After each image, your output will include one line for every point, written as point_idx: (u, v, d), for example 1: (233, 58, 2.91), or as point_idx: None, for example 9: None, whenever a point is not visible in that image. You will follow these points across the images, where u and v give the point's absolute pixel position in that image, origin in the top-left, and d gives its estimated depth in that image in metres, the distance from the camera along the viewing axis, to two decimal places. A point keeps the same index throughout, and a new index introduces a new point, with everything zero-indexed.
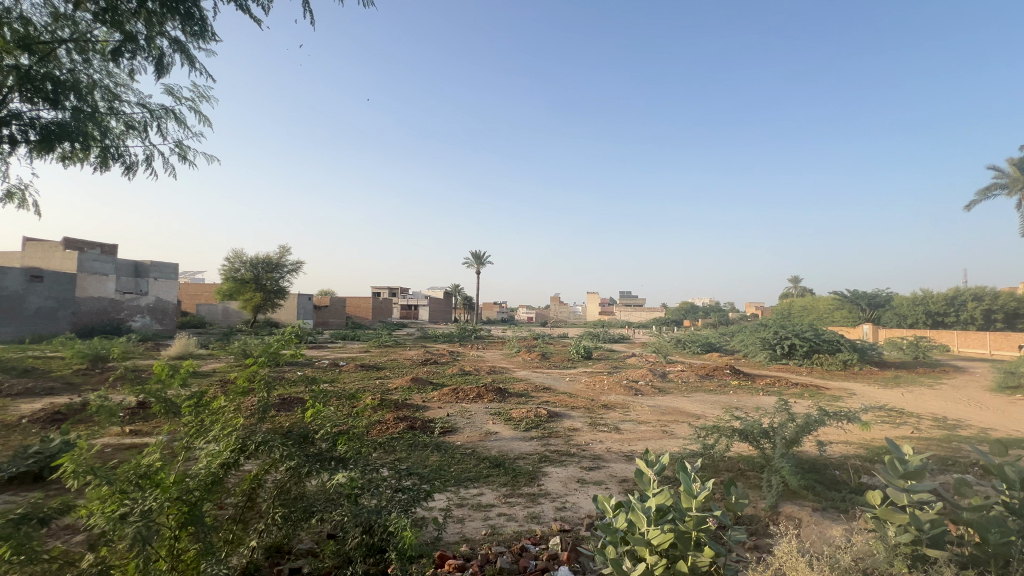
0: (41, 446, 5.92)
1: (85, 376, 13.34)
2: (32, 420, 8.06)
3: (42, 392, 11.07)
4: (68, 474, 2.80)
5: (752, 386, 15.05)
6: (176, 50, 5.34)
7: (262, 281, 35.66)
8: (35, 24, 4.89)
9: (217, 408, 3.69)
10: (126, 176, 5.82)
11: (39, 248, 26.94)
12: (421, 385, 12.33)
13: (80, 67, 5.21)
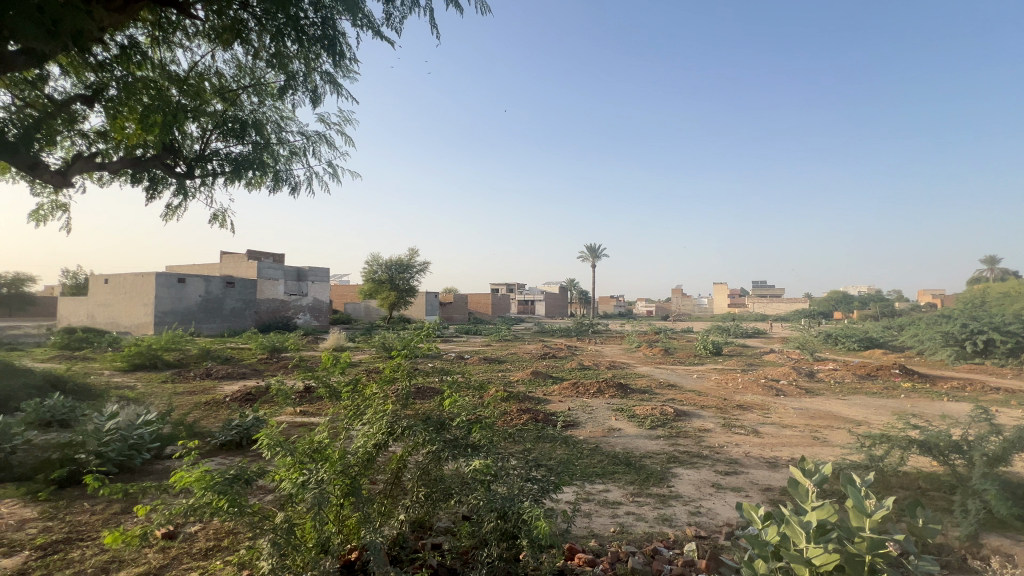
0: (241, 419, 7.22)
1: (267, 364, 16.13)
2: (233, 399, 9.97)
3: (237, 377, 13.65)
4: (264, 444, 3.44)
5: (931, 390, 12.57)
6: (326, 82, 6.10)
7: (396, 281, 39.48)
8: (226, 76, 5.98)
9: (369, 393, 4.15)
10: (291, 195, 6.83)
11: (232, 260, 33.15)
12: (541, 378, 12.58)
13: (258, 108, 6.25)
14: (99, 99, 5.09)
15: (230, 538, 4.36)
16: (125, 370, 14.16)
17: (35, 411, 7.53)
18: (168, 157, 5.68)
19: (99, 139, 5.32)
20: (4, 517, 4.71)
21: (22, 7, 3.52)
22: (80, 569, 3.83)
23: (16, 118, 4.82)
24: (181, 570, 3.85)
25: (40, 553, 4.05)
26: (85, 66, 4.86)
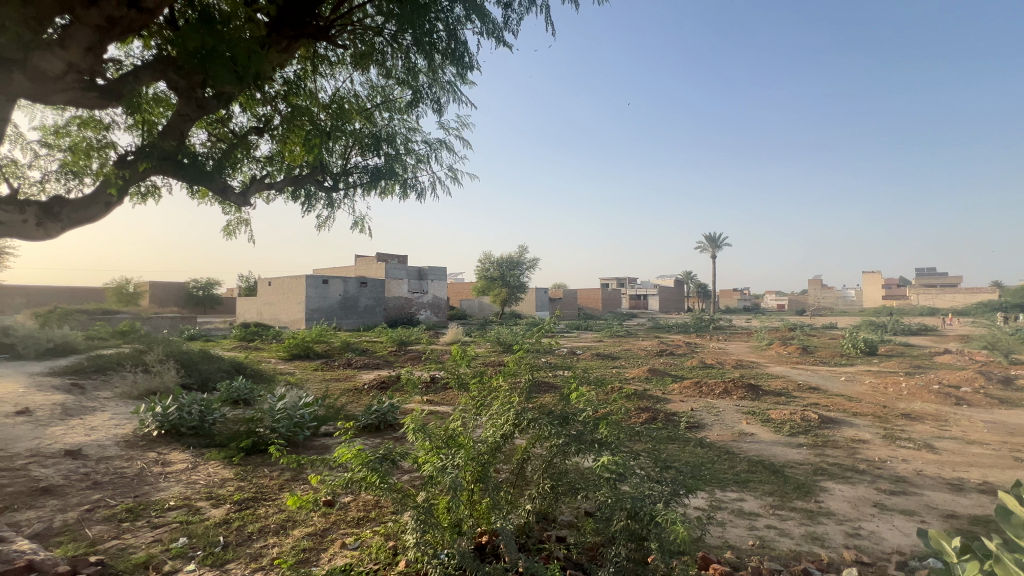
0: (379, 405, 8.01)
1: (396, 356, 17.75)
2: (371, 387, 11.14)
3: (373, 367, 15.23)
4: (410, 428, 3.85)
5: None
6: (447, 91, 6.48)
7: (507, 278, 40.79)
8: (362, 98, 6.67)
9: (495, 386, 4.36)
10: (418, 199, 7.39)
11: (365, 262, 37.07)
12: (659, 376, 12.03)
13: (389, 123, 6.89)
14: (268, 129, 5.98)
15: (376, 510, 4.88)
16: (287, 359, 16.65)
17: (227, 391, 9.23)
18: (319, 174, 6.49)
19: (269, 163, 6.26)
20: (211, 475, 5.84)
21: (218, 57, 4.11)
22: (266, 524, 4.59)
23: (212, 151, 5.86)
24: (339, 534, 4.41)
25: (237, 507, 4.95)
26: (258, 102, 5.74)
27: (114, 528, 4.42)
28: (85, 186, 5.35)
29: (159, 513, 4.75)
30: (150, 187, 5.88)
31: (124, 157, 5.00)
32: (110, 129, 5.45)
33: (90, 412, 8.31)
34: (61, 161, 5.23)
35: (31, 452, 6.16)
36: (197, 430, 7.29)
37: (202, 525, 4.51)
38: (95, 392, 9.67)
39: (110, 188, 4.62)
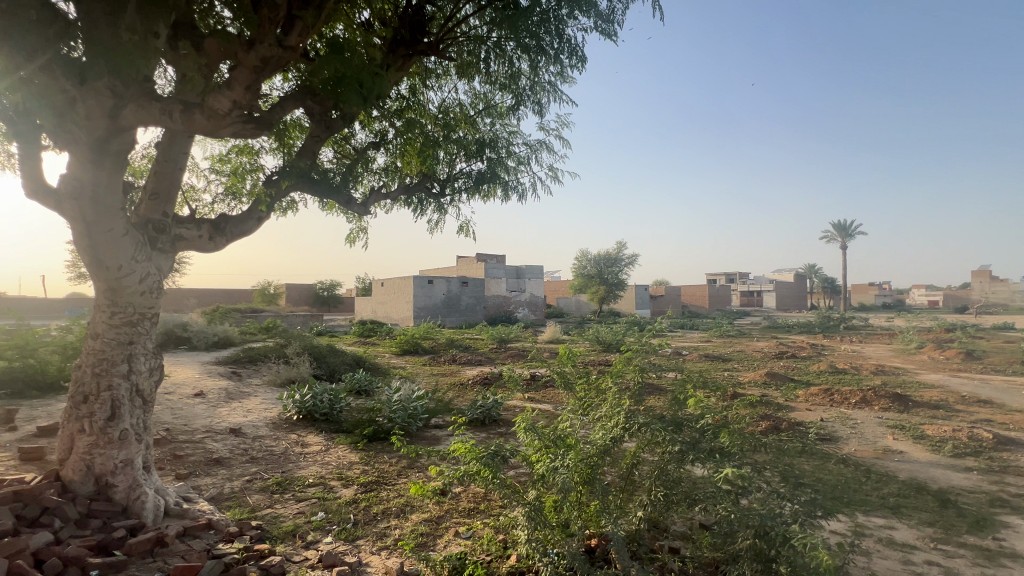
0: (484, 400, 8.30)
1: (497, 353, 18.29)
2: (476, 382, 11.61)
3: (476, 363, 15.89)
4: (521, 427, 3.97)
5: None
6: (548, 91, 6.47)
7: (605, 275, 40.08)
8: (467, 106, 6.93)
9: (603, 387, 4.30)
10: (519, 201, 7.49)
11: (466, 263, 38.81)
12: (779, 381, 10.94)
13: (491, 129, 7.10)
14: (384, 143, 6.46)
15: (486, 503, 5.06)
16: (399, 354, 18.00)
17: (351, 382, 10.25)
18: (428, 183, 6.87)
19: (385, 174, 6.76)
20: (341, 458, 6.52)
21: (351, 80, 4.20)
22: (388, 506, 4.99)
23: (338, 167, 6.47)
24: (453, 522, 4.67)
25: (363, 489, 5.46)
26: (375, 119, 6.23)
27: (268, 498, 5.14)
28: (241, 205, 6.24)
29: (302, 488, 5.42)
30: (289, 202, 6.67)
31: (270, 178, 5.72)
32: (259, 154, 6.28)
33: (246, 396, 9.76)
34: (223, 184, 6.14)
35: (205, 428, 7.41)
36: (328, 416, 8.18)
37: (335, 503, 5.05)
38: (249, 380, 11.34)
39: (260, 206, 5.30)
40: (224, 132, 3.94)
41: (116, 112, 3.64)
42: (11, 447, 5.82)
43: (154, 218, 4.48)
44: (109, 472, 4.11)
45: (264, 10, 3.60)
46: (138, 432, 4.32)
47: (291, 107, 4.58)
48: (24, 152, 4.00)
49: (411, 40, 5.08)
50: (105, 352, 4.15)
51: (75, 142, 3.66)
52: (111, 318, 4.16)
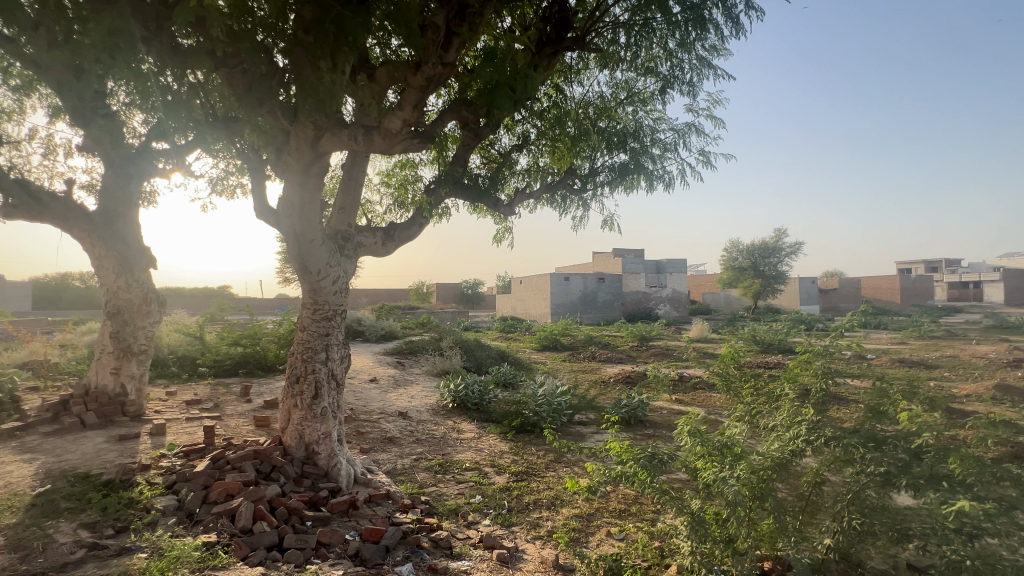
0: (629, 399, 8.04)
1: (639, 350, 17.63)
2: (618, 381, 11.33)
3: (617, 361, 15.54)
4: (684, 431, 3.72)
5: None
6: (700, 68, 5.99)
7: (760, 267, 35.97)
8: (609, 98, 6.76)
9: (778, 394, 3.81)
10: (666, 190, 7.08)
11: (602, 259, 38.24)
12: (1016, 396, 8.55)
13: (634, 117, 6.85)
14: (527, 144, 6.65)
15: (637, 506, 4.89)
16: (539, 349, 18.50)
17: (498, 374, 10.82)
18: (570, 179, 6.90)
19: (528, 175, 6.95)
20: (492, 446, 6.93)
21: (504, 87, 4.39)
22: (539, 497, 5.13)
23: (486, 171, 6.85)
24: (604, 521, 4.61)
25: (515, 478, 5.72)
26: (520, 121, 6.43)
27: (433, 477, 5.69)
28: (406, 213, 7.01)
29: (460, 471, 5.89)
30: (444, 208, 7.27)
31: (429, 187, 6.30)
32: (419, 167, 6.97)
33: (410, 383, 10.98)
34: (392, 196, 6.96)
35: (380, 410, 8.52)
36: (479, 406, 8.76)
37: (490, 488, 5.37)
38: (411, 369, 12.75)
39: (422, 212, 5.89)
40: (396, 147, 4.52)
41: (316, 141, 4.36)
42: (249, 415, 7.42)
43: (341, 229, 5.26)
44: (315, 442, 4.95)
45: (428, 32, 3.92)
46: (334, 409, 5.13)
47: (449, 119, 4.96)
48: (254, 181, 5.02)
49: (556, 37, 5.14)
50: (310, 342, 5.00)
51: (290, 170, 4.49)
52: (313, 314, 5.01)
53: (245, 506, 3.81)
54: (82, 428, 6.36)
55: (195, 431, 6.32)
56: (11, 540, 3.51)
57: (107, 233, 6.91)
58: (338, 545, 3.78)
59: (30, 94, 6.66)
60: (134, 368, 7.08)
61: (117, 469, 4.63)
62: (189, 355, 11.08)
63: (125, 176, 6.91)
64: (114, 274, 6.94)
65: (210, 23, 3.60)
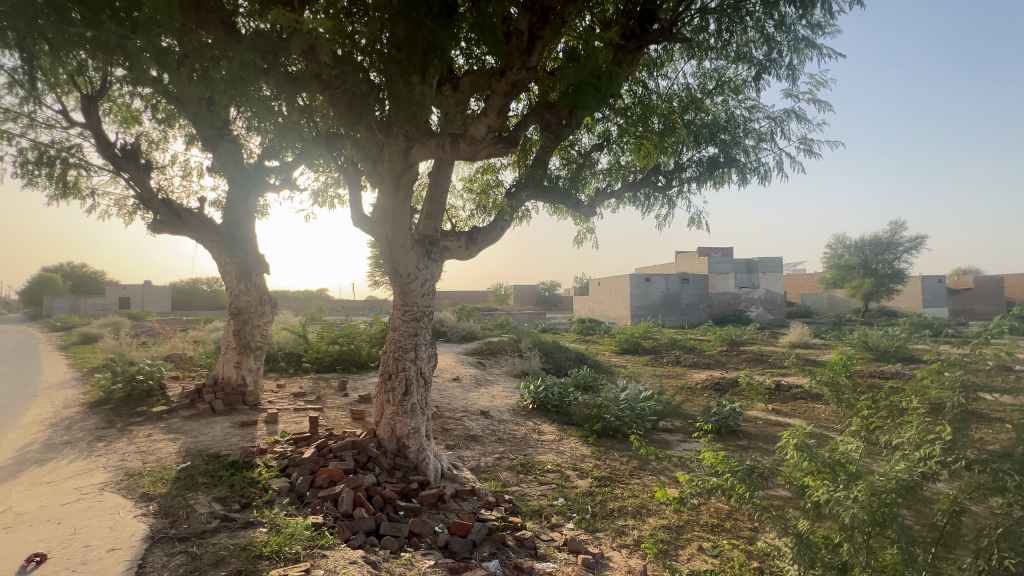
0: (719, 408, 7.57)
1: (728, 355, 16.53)
2: (706, 387, 10.70)
3: (704, 366, 14.71)
4: (790, 445, 3.41)
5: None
6: (801, 48, 5.51)
7: (872, 265, 32.23)
8: (696, 89, 6.42)
9: (901, 408, 3.39)
10: (760, 183, 6.59)
11: (686, 259, 36.45)
12: None
13: (724, 107, 6.47)
14: (609, 143, 6.52)
15: (732, 522, 4.57)
16: (619, 352, 18.05)
17: (578, 377, 10.71)
18: (654, 176, 6.70)
19: (610, 174, 6.82)
20: (574, 449, 6.88)
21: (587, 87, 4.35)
22: (624, 504, 4.99)
23: (566, 172, 6.83)
24: (695, 535, 4.37)
25: (598, 483, 5.61)
26: (600, 120, 6.33)
27: (516, 476, 5.78)
28: (488, 217, 7.18)
29: (542, 472, 5.91)
30: (524, 211, 7.36)
31: (510, 191, 6.40)
32: (499, 171, 7.12)
33: (490, 383, 11.23)
34: (474, 201, 7.18)
35: (463, 408, 8.81)
36: (559, 408, 8.73)
37: (573, 491, 5.33)
38: (491, 369, 13.05)
39: (504, 216, 6.00)
40: (481, 153, 4.65)
41: (407, 152, 4.63)
42: (347, 408, 8.04)
43: (428, 234, 5.52)
44: (405, 436, 5.23)
45: (513, 39, 4.03)
46: (422, 406, 5.39)
47: (532, 123, 5.01)
48: (351, 191, 5.44)
49: (641, 31, 5.00)
50: (400, 341, 5.30)
51: (384, 180, 4.80)
52: (403, 314, 5.30)
53: (346, 491, 4.12)
54: (212, 414, 7.29)
55: (302, 421, 6.97)
56: (162, 507, 4.10)
57: (231, 242, 7.86)
58: (428, 536, 3.98)
59: (172, 125, 7.79)
60: (252, 362, 7.96)
61: (241, 451, 5.23)
62: (295, 352, 12.26)
63: (245, 192, 7.83)
64: (236, 279, 7.85)
65: (319, 49, 3.94)
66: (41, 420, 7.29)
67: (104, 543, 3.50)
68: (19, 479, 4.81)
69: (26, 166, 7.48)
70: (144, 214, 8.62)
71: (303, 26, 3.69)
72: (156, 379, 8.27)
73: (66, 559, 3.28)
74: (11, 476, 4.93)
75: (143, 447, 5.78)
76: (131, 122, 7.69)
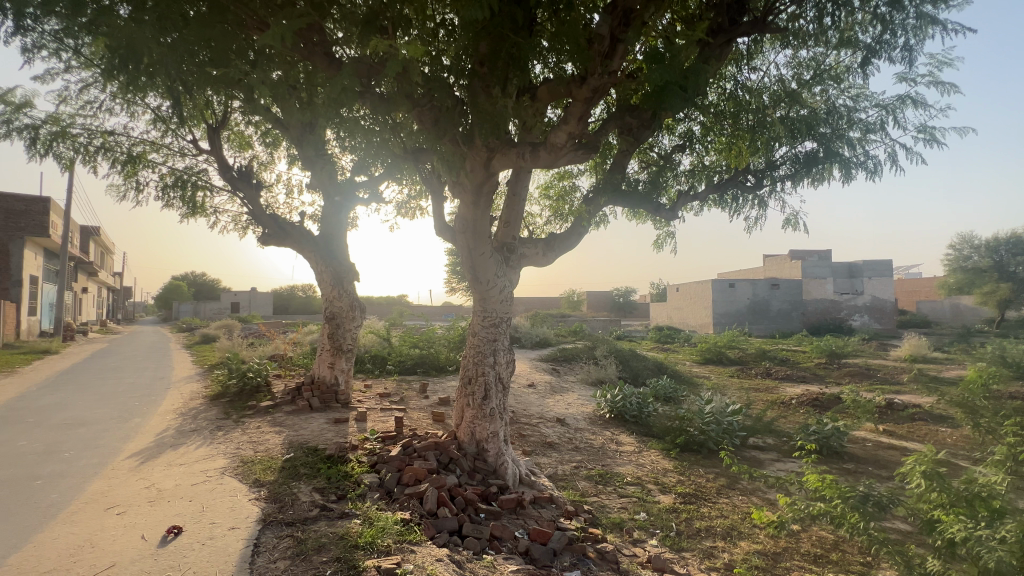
0: (820, 426, 6.90)
1: (828, 369, 15.03)
2: (802, 402, 9.80)
3: (799, 380, 13.49)
4: (918, 474, 3.03)
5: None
6: (919, 25, 4.94)
7: (1008, 268, 27.99)
8: (791, 80, 5.97)
9: None
10: (869, 179, 5.98)
11: (776, 263, 33.80)
12: None
13: (824, 98, 5.97)
14: (692, 142, 6.27)
15: (839, 554, 4.11)
16: (701, 363, 17.10)
17: (657, 387, 10.30)
18: (741, 176, 6.35)
19: (692, 176, 6.54)
20: (654, 463, 6.61)
21: (672, 86, 4.21)
22: (712, 525, 4.70)
23: (645, 176, 6.64)
24: (795, 565, 4.00)
25: (682, 499, 5.34)
26: (683, 120, 6.10)
27: (594, 487, 5.66)
28: (565, 224, 7.17)
29: (622, 485, 5.74)
30: (602, 216, 7.25)
31: (587, 196, 6.34)
32: (576, 177, 7.09)
33: (566, 391, 11.14)
34: (551, 208, 7.21)
35: (539, 415, 8.81)
36: (637, 419, 8.45)
37: (655, 507, 5.11)
38: (566, 376, 12.95)
39: (582, 221, 5.94)
40: (561, 161, 4.66)
41: (488, 162, 4.77)
42: (428, 410, 8.38)
43: (507, 242, 5.62)
44: (485, 439, 5.34)
45: (594, 45, 4.01)
46: (501, 411, 5.47)
47: (612, 128, 4.93)
48: (434, 202, 5.70)
49: (729, 24, 4.75)
50: (480, 347, 5.43)
51: (466, 189, 4.98)
52: (482, 320, 5.43)
53: (431, 491, 4.27)
54: (310, 410, 7.93)
55: (387, 420, 7.36)
56: (271, 493, 4.54)
57: (326, 252, 8.55)
58: (509, 541, 4.01)
59: (278, 148, 8.67)
60: (343, 363, 8.57)
61: (336, 446, 5.64)
62: (380, 355, 13.01)
63: (338, 206, 8.49)
64: (331, 286, 8.52)
65: (411, 70, 4.17)
66: (173, 409, 8.38)
67: (226, 522, 3.93)
68: (159, 459, 5.57)
69: (165, 190, 8.70)
70: (255, 228, 9.66)
71: (396, 50, 3.94)
72: (263, 377, 9.18)
73: (197, 534, 3.74)
74: (153, 457, 5.71)
75: (254, 437, 6.44)
76: (245, 147, 8.67)
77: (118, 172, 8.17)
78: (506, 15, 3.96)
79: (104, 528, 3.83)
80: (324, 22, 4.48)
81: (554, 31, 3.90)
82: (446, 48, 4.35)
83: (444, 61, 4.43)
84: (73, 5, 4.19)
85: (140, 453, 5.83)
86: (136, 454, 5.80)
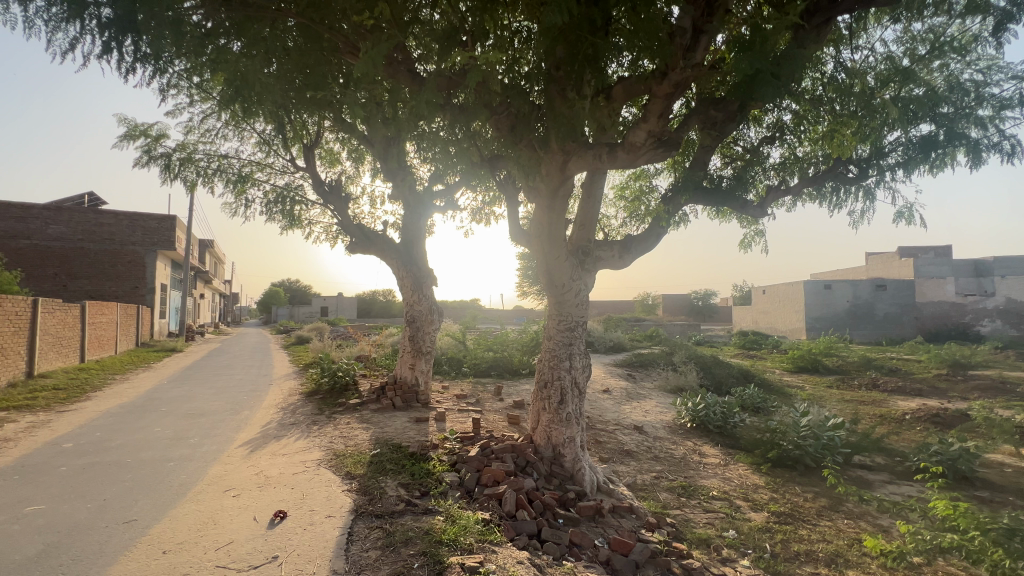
0: (944, 446, 6.06)
1: (951, 381, 13.15)
2: (919, 418, 8.66)
3: (913, 392, 11.95)
4: None
5: None
6: None
7: None
8: (902, 57, 5.36)
9: None
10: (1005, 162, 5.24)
11: (882, 262, 30.33)
12: None
13: (945, 73, 5.30)
14: (783, 133, 5.82)
15: None
16: (793, 371, 15.76)
17: (744, 397, 9.63)
18: (842, 166, 5.80)
19: (784, 169, 6.06)
20: (743, 477, 6.17)
21: (763, 75, 3.96)
22: (813, 549, 4.29)
23: (730, 172, 6.26)
24: None
25: (777, 519, 4.94)
26: (772, 110, 5.68)
27: (677, 499, 5.40)
28: (642, 225, 6.95)
29: (707, 499, 5.43)
30: (682, 216, 6.94)
31: (666, 195, 6.11)
32: (653, 176, 6.86)
33: (643, 398, 10.75)
34: (626, 210, 7.03)
35: (616, 421, 8.58)
36: (723, 430, 7.93)
37: (746, 525, 4.77)
38: (642, 382, 12.52)
39: (661, 222, 5.72)
40: (639, 160, 4.54)
41: (564, 165, 4.77)
42: (504, 413, 8.49)
43: (581, 245, 5.53)
44: (561, 444, 5.30)
45: (675, 39, 3.87)
46: (577, 415, 5.41)
47: (694, 123, 4.70)
48: (509, 207, 5.79)
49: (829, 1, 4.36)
50: (555, 350, 5.40)
51: (542, 193, 5.01)
52: (558, 324, 5.40)
53: (509, 492, 4.31)
54: (393, 409, 8.35)
55: (465, 421, 7.57)
56: (361, 485, 4.84)
57: (407, 259, 9.00)
58: (588, 549, 3.94)
59: (364, 162, 9.29)
60: (423, 365, 8.94)
61: (418, 444, 5.88)
62: (456, 357, 13.40)
63: (417, 214, 8.90)
64: (411, 291, 8.95)
65: (490, 80, 4.27)
66: (275, 404, 9.24)
67: (323, 510, 4.26)
68: (265, 449, 6.17)
69: (269, 206, 9.65)
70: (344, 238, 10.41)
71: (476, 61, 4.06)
72: (351, 376, 9.82)
73: (299, 519, 4.08)
74: (260, 446, 6.33)
75: (345, 433, 6.91)
76: (335, 163, 9.38)
77: (230, 191, 9.19)
78: (584, 17, 3.92)
79: (223, 507, 4.31)
80: (408, 41, 4.73)
81: (633, 27, 3.82)
82: (523, 55, 4.40)
83: (521, 68, 4.49)
84: (198, 47, 4.78)
85: (249, 442, 6.48)
86: (247, 443, 6.45)
